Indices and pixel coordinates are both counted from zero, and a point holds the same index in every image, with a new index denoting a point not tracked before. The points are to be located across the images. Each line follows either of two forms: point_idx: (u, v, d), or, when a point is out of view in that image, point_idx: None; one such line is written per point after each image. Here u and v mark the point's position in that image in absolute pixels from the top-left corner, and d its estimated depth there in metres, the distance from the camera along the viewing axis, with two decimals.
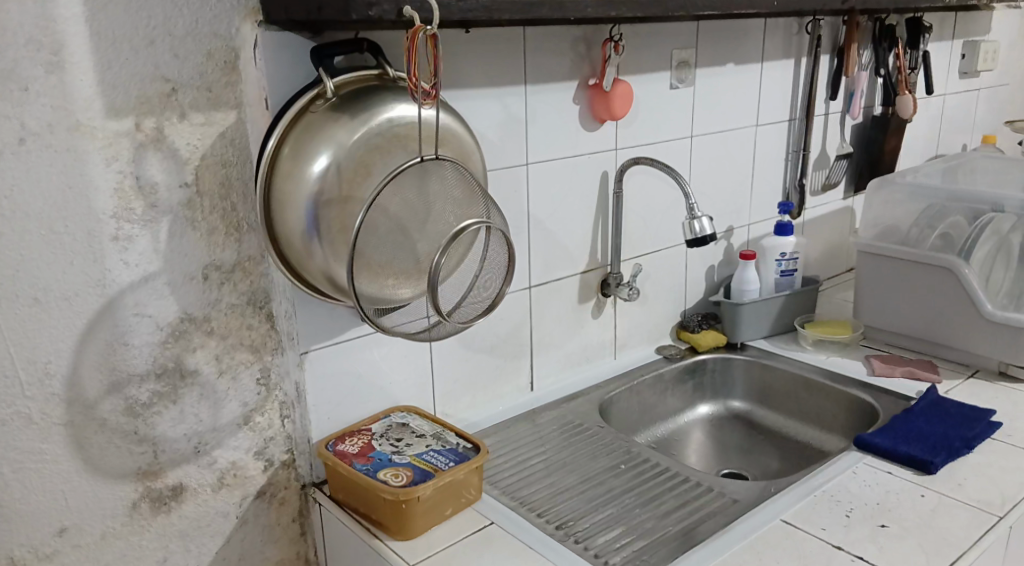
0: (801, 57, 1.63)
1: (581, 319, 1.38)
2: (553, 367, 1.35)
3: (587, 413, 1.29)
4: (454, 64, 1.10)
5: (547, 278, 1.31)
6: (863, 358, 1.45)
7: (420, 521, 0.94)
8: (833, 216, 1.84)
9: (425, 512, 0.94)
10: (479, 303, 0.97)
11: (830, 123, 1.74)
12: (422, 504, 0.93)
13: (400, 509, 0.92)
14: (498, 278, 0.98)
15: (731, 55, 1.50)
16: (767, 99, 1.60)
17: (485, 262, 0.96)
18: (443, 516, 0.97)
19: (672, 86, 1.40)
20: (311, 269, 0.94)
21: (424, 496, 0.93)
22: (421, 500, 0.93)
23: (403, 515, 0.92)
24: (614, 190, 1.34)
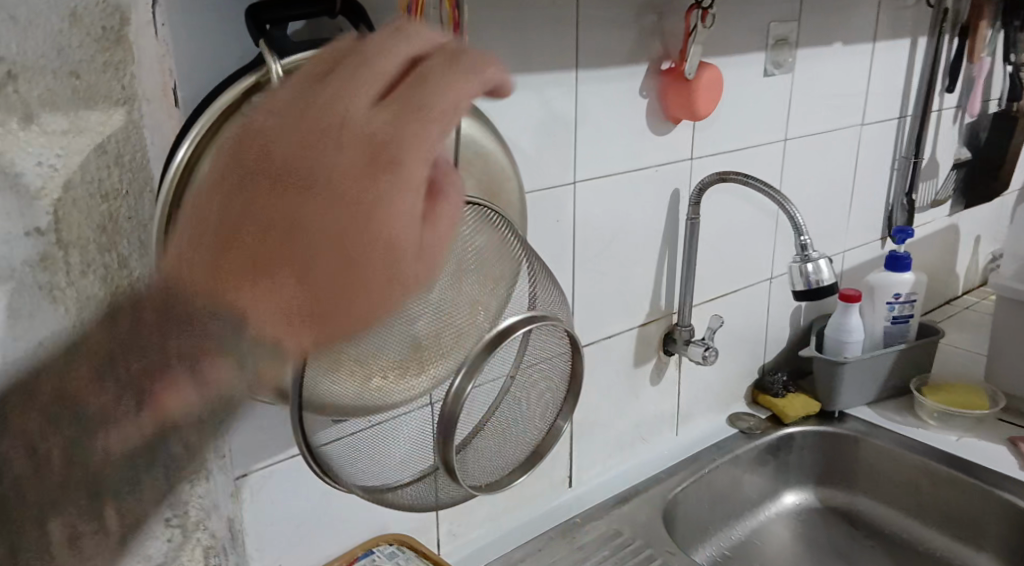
0: (918, 37, 1.26)
1: (637, 387, 1.02)
2: (600, 454, 1.00)
3: (648, 525, 0.94)
4: (476, 39, 0.74)
5: (596, 338, 0.96)
6: (1006, 442, 1.10)
7: (287, 168, 0.41)
8: (940, 238, 1.48)
9: (306, 157, 0.40)
10: (515, 444, 0.67)
11: (943, 120, 1.37)
12: (329, 119, 0.41)
13: (303, 98, 0.43)
14: (549, 393, 0.67)
15: (839, 31, 1.12)
16: (876, 92, 1.23)
17: (527, 372, 0.65)
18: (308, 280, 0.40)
19: (766, 73, 1.03)
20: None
21: (354, 93, 0.41)
22: (336, 110, 0.41)
23: (276, 137, 0.43)
24: (688, 215, 0.98)
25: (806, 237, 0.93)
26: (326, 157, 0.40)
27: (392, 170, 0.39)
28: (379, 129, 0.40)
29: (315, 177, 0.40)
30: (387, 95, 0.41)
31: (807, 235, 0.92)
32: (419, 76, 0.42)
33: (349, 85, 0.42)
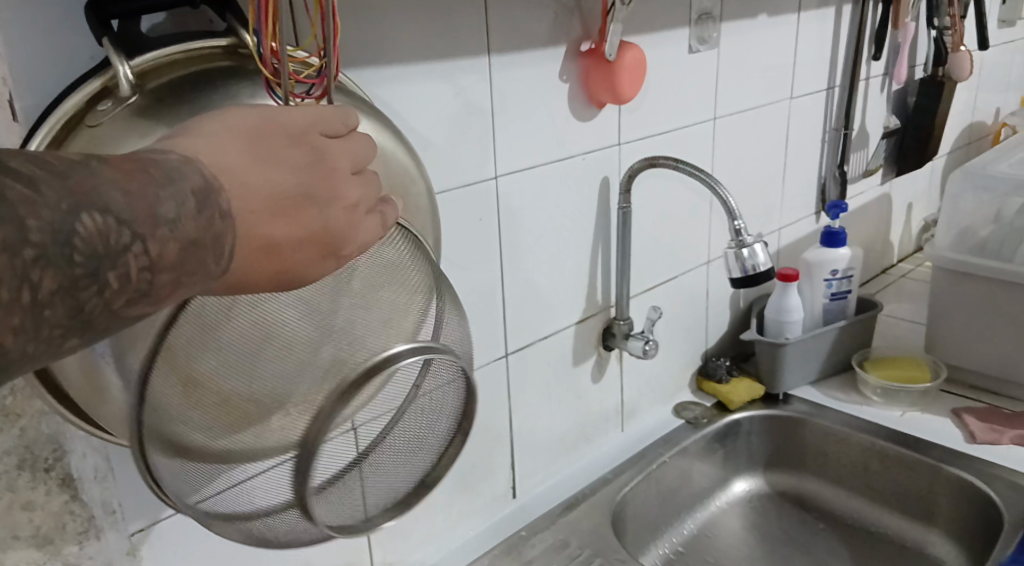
0: (842, 5, 1.23)
1: (577, 386, 0.97)
2: (542, 459, 0.95)
3: (595, 531, 0.89)
4: (374, 28, 0.67)
5: (530, 339, 0.90)
6: (950, 414, 1.08)
7: (275, 180, 0.41)
8: (874, 208, 1.46)
9: (293, 193, 0.41)
10: (396, 480, 0.60)
11: (871, 89, 1.35)
12: (321, 169, 0.43)
13: (309, 131, 0.43)
14: (439, 428, 0.61)
15: (764, 2, 1.08)
16: (804, 64, 1.20)
17: (422, 402, 0.59)
18: (240, 262, 0.40)
19: (691, 49, 0.98)
20: (108, 415, 0.52)
21: (351, 167, 0.45)
22: (336, 170, 0.44)
23: (274, 145, 0.42)
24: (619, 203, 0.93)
25: (740, 221, 0.88)
26: (320, 208, 0.43)
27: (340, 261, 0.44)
28: (354, 215, 0.44)
29: (297, 212, 0.41)
30: (372, 190, 0.46)
31: (741, 219, 0.88)
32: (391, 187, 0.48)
33: (348, 156, 0.45)
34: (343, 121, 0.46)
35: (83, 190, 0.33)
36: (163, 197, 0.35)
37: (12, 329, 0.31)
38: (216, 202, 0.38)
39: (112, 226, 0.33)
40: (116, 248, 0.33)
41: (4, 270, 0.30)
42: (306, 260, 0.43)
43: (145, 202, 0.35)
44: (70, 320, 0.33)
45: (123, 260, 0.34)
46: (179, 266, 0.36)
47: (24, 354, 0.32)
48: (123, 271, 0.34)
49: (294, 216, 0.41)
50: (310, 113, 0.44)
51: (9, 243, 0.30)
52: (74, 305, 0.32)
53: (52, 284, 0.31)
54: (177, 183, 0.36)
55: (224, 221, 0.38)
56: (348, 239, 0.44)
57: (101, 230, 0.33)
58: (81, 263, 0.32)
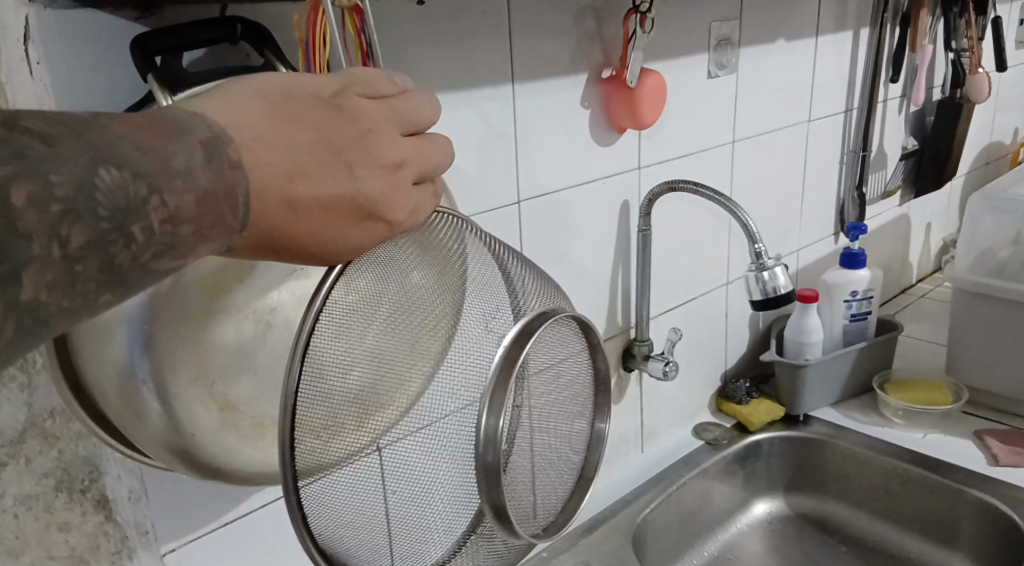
0: (860, 28, 1.24)
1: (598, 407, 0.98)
2: None
3: (616, 553, 0.90)
4: (401, 58, 0.69)
5: None
6: (971, 436, 1.08)
7: (305, 138, 0.41)
8: (892, 228, 1.46)
9: (320, 149, 0.41)
10: (564, 471, 0.61)
11: (889, 111, 1.35)
12: (358, 130, 0.43)
13: (349, 92, 0.43)
14: (582, 400, 0.62)
15: (782, 27, 1.09)
16: (822, 87, 1.21)
17: (559, 390, 0.60)
18: (264, 215, 0.39)
19: (710, 74, 0.99)
20: (143, 436, 0.51)
21: (393, 129, 0.44)
22: (373, 131, 0.43)
23: (305, 110, 0.42)
24: (639, 226, 0.94)
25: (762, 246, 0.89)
26: (349, 168, 0.42)
27: (376, 222, 0.44)
28: (392, 176, 0.44)
29: (326, 170, 0.41)
30: (420, 153, 0.45)
31: (760, 242, 0.89)
32: (442, 154, 0.47)
33: (392, 119, 0.44)
34: (385, 87, 0.46)
35: (99, 145, 0.33)
36: (174, 151, 0.36)
37: (47, 285, 0.30)
38: (226, 151, 0.38)
39: (130, 179, 0.33)
40: (138, 203, 0.33)
41: (37, 222, 0.30)
42: (334, 218, 0.42)
43: (161, 157, 0.35)
44: (103, 273, 0.33)
45: (146, 214, 0.34)
46: (200, 219, 0.36)
47: (62, 308, 0.31)
48: (147, 225, 0.34)
49: (323, 175, 0.41)
50: (348, 80, 0.44)
51: (39, 195, 0.30)
52: (104, 259, 0.32)
53: (83, 237, 0.31)
54: (187, 137, 0.37)
55: (235, 173, 0.38)
56: (384, 200, 0.43)
57: (122, 185, 0.33)
58: (108, 216, 0.32)
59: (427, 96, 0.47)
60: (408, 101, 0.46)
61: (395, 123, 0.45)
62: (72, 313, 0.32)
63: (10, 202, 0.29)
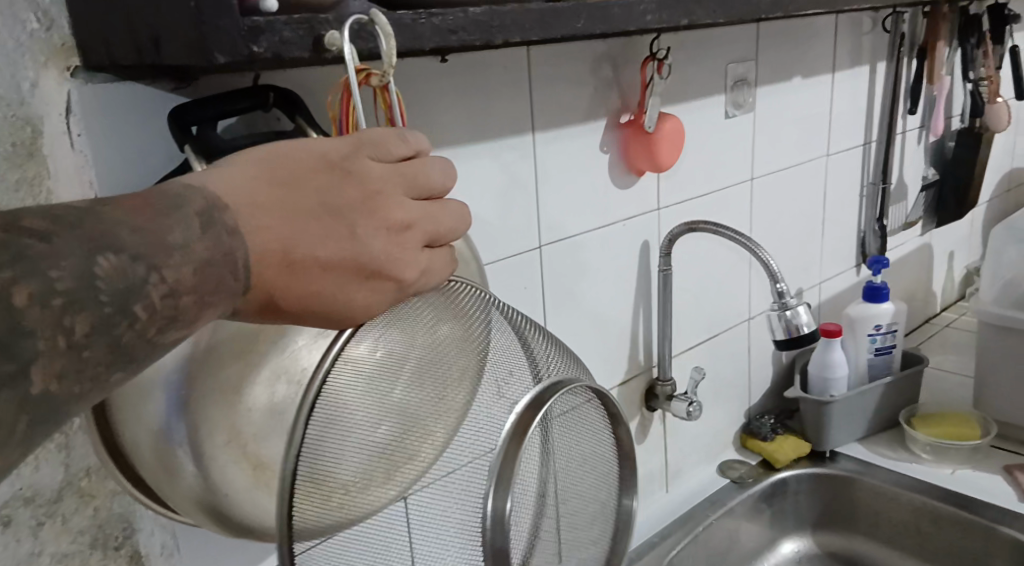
0: (876, 63, 1.24)
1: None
2: None
3: None
4: (423, 113, 0.70)
5: None
6: (1001, 471, 1.06)
7: (310, 203, 0.41)
8: (915, 258, 1.45)
9: (325, 212, 0.41)
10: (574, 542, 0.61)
11: (908, 143, 1.35)
12: (364, 194, 0.42)
13: (359, 154, 0.43)
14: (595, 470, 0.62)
15: (798, 65, 1.10)
16: (839, 121, 1.21)
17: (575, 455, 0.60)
18: (265, 278, 0.40)
19: (727, 114, 1.00)
20: (175, 492, 0.52)
21: (401, 191, 0.44)
22: (378, 194, 0.43)
23: (311, 174, 0.42)
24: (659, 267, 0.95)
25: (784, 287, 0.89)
26: (352, 231, 0.42)
27: (384, 283, 0.43)
28: (397, 237, 0.43)
29: (327, 233, 0.41)
30: (430, 217, 0.45)
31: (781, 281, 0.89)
32: (457, 218, 0.47)
33: (401, 180, 0.44)
34: (395, 148, 0.45)
35: (93, 233, 0.34)
36: (170, 227, 0.36)
37: (56, 376, 0.32)
38: (223, 219, 0.38)
39: (126, 264, 0.34)
40: (137, 283, 0.34)
41: (36, 325, 0.31)
42: (339, 278, 0.42)
43: (156, 235, 0.36)
44: (109, 355, 0.34)
45: (146, 292, 0.35)
46: (201, 287, 0.37)
47: (73, 394, 0.33)
48: (148, 302, 0.35)
49: (328, 237, 0.41)
50: (355, 142, 0.44)
51: (34, 294, 0.31)
52: (110, 342, 0.34)
53: (86, 326, 0.33)
54: (181, 209, 0.37)
55: (234, 238, 0.38)
56: (389, 259, 0.43)
57: (120, 269, 0.34)
58: (109, 301, 0.33)
59: (439, 162, 0.47)
60: (417, 162, 0.45)
61: (403, 184, 0.44)
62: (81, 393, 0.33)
63: (10, 303, 0.30)
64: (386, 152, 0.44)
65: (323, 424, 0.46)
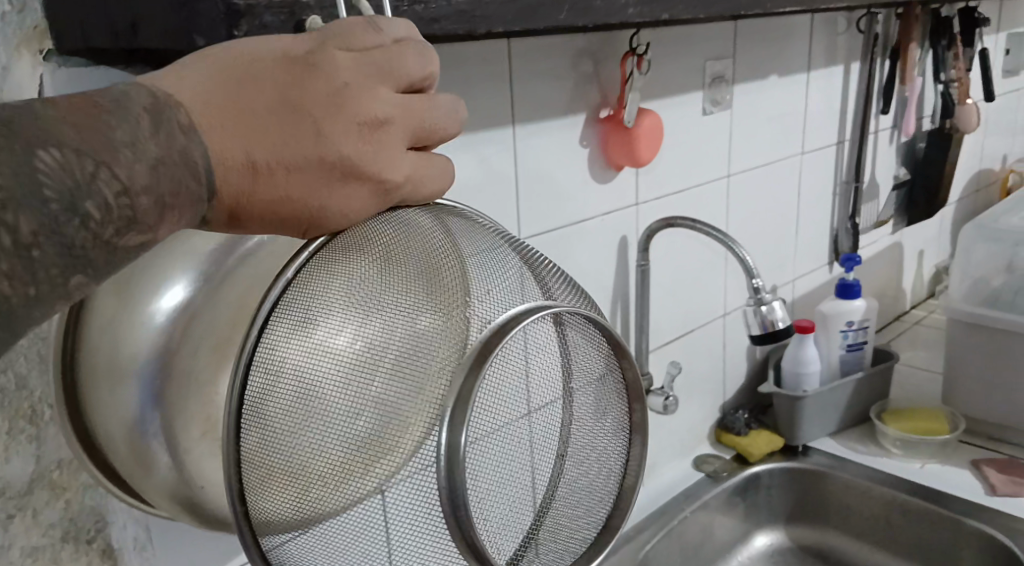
0: (850, 63, 1.26)
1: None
2: None
3: None
4: None
5: None
6: (969, 466, 1.08)
7: (269, 94, 0.39)
8: (886, 256, 1.48)
9: (289, 108, 0.39)
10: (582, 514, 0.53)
11: (880, 142, 1.37)
12: (333, 85, 0.40)
13: (324, 45, 0.41)
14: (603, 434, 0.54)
15: (774, 64, 1.11)
16: (813, 120, 1.22)
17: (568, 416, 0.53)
18: (230, 186, 0.38)
19: (705, 111, 1.01)
20: (150, 488, 0.51)
21: (372, 82, 0.42)
22: (345, 86, 0.40)
23: (273, 70, 0.39)
24: (637, 261, 0.95)
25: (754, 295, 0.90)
26: (317, 128, 0.39)
27: (361, 183, 0.42)
28: (366, 134, 0.41)
29: (292, 131, 0.39)
30: (407, 112, 0.43)
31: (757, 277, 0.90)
32: (440, 120, 0.45)
33: (371, 71, 0.42)
34: (364, 40, 0.42)
35: (34, 129, 0.32)
36: (117, 125, 0.34)
37: (3, 280, 0.31)
38: (175, 116, 0.36)
39: (72, 158, 0.32)
40: (84, 180, 0.32)
41: None
42: (310, 180, 0.40)
43: (99, 133, 0.33)
44: (60, 256, 0.32)
45: (98, 190, 0.33)
46: (158, 187, 0.35)
47: (24, 296, 0.32)
48: (100, 201, 0.33)
49: (297, 138, 0.39)
50: (321, 34, 0.42)
51: None
52: (60, 243, 0.32)
53: (31, 226, 0.31)
54: (127, 106, 0.35)
55: (188, 137, 0.36)
56: (360, 158, 0.41)
57: (65, 165, 0.32)
58: (55, 199, 0.31)
59: (417, 48, 0.44)
60: (389, 52, 0.42)
61: (371, 76, 0.42)
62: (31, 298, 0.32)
63: None
64: (353, 42, 0.41)
65: (288, 428, 0.46)
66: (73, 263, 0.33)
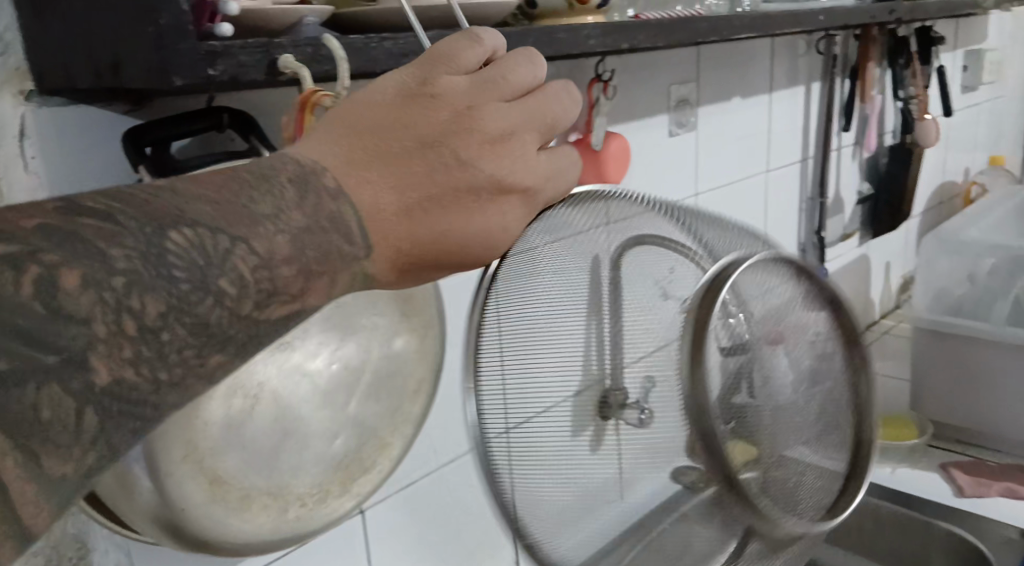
0: (811, 83, 1.30)
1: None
2: None
3: None
4: None
5: None
6: (937, 469, 1.12)
7: (409, 135, 0.42)
8: (852, 269, 1.52)
9: (426, 142, 0.42)
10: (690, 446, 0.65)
11: (843, 159, 1.42)
12: (457, 111, 0.43)
13: (433, 73, 0.43)
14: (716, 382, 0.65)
15: (737, 86, 1.15)
16: (777, 139, 1.26)
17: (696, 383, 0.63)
18: (398, 238, 0.41)
19: (670, 133, 1.04)
20: (131, 511, 0.49)
21: (494, 98, 0.44)
22: (474, 108, 0.43)
23: (404, 111, 0.42)
24: None
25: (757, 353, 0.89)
26: (459, 155, 0.42)
27: (510, 197, 0.44)
28: (501, 147, 0.44)
29: (437, 164, 0.42)
30: (527, 115, 0.45)
31: None
32: (557, 109, 0.47)
33: (488, 88, 0.44)
34: (469, 60, 0.45)
35: (162, 211, 0.34)
36: (258, 198, 0.36)
37: (128, 363, 0.31)
38: (323, 181, 0.39)
39: (206, 234, 0.34)
40: (219, 256, 0.34)
41: (102, 307, 0.30)
42: (469, 209, 0.43)
43: (241, 210, 0.36)
44: (200, 330, 0.33)
45: (233, 264, 0.34)
46: (303, 257, 0.37)
47: (158, 382, 0.32)
48: (235, 276, 0.34)
49: (446, 171, 0.42)
50: (425, 63, 0.44)
51: (85, 277, 0.30)
52: (195, 321, 0.33)
53: (156, 308, 0.32)
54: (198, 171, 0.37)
55: (334, 200, 0.39)
56: (504, 173, 0.43)
57: (193, 241, 0.33)
58: (184, 278, 0.33)
59: (522, 57, 0.46)
60: (501, 67, 0.45)
61: (494, 92, 0.44)
62: (175, 379, 0.33)
63: (56, 284, 0.29)
64: (460, 65, 0.44)
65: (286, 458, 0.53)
66: (211, 340, 0.34)
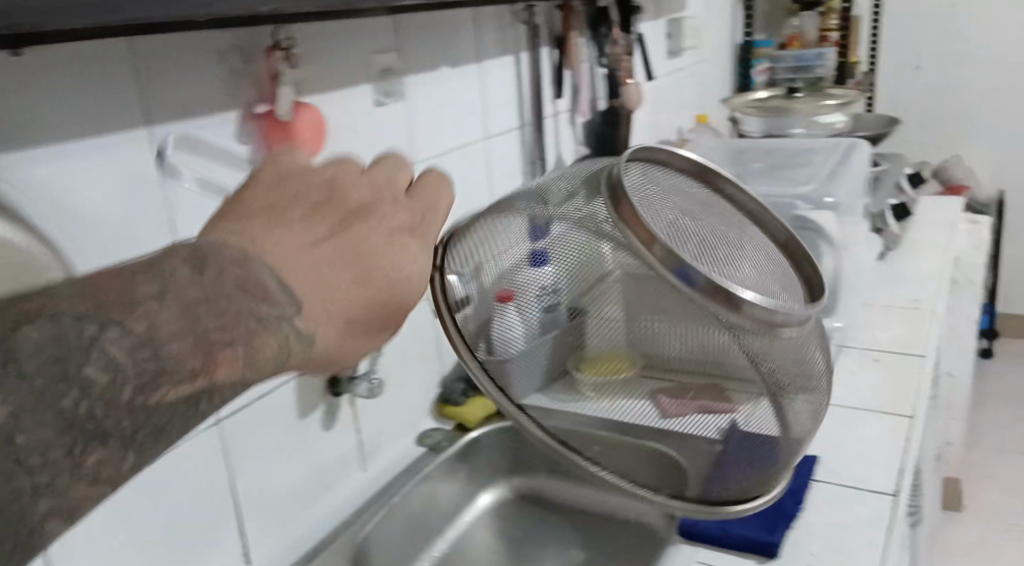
0: (520, 53, 1.35)
1: (305, 437, 0.97)
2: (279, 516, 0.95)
3: None
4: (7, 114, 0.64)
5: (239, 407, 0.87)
6: None
7: (289, 209, 0.53)
8: None
9: (310, 210, 0.54)
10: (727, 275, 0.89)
11: (559, 125, 1.50)
12: (322, 186, 0.56)
13: (286, 169, 0.58)
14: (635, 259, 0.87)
15: (443, 55, 1.17)
16: (493, 107, 1.30)
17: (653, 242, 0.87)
18: (325, 291, 0.51)
19: (376, 104, 1.03)
20: None
21: (352, 174, 0.58)
22: (340, 186, 0.56)
23: (279, 199, 0.55)
24: None
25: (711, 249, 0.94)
26: (342, 212, 0.54)
27: (405, 239, 0.55)
28: (378, 204, 0.56)
29: (319, 226, 0.53)
30: (382, 186, 0.58)
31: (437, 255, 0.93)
32: (400, 171, 0.60)
33: (346, 170, 0.58)
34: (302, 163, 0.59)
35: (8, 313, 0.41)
36: (142, 284, 0.45)
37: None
38: (217, 258, 0.48)
39: (71, 326, 0.42)
40: (81, 347, 0.42)
41: None
42: (373, 246, 0.53)
43: (123, 299, 0.44)
44: (50, 422, 0.41)
45: (91, 354, 0.42)
46: (194, 331, 0.45)
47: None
48: (107, 361, 0.42)
49: (343, 229, 0.53)
50: (282, 168, 0.58)
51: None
52: (62, 417, 0.41)
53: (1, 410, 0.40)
54: None
55: (234, 267, 0.48)
56: (380, 217, 0.55)
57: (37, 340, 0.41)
58: (39, 379, 0.41)
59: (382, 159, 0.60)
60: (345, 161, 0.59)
61: (354, 171, 0.58)
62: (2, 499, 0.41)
63: None
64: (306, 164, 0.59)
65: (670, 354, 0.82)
66: (82, 435, 0.42)
